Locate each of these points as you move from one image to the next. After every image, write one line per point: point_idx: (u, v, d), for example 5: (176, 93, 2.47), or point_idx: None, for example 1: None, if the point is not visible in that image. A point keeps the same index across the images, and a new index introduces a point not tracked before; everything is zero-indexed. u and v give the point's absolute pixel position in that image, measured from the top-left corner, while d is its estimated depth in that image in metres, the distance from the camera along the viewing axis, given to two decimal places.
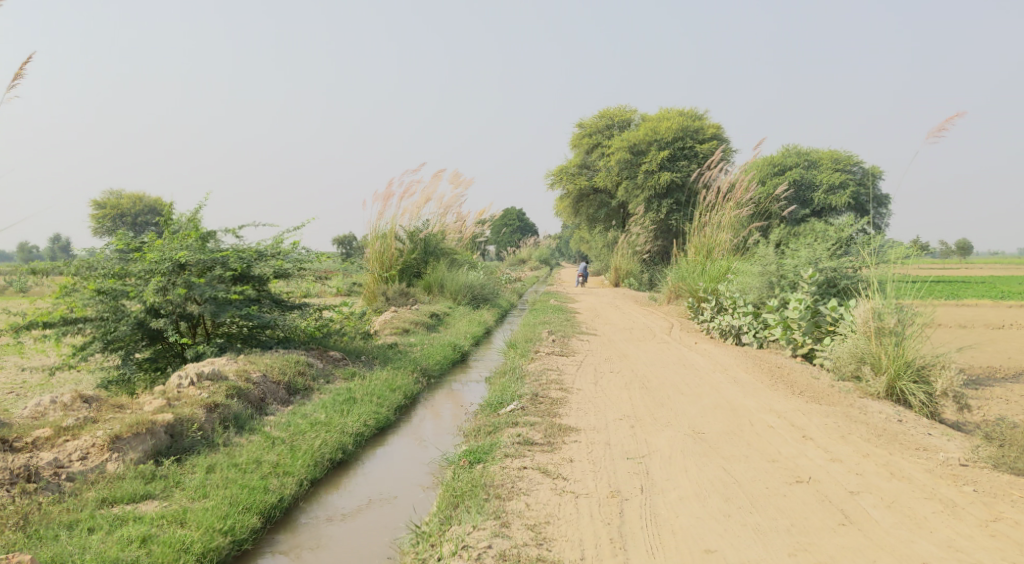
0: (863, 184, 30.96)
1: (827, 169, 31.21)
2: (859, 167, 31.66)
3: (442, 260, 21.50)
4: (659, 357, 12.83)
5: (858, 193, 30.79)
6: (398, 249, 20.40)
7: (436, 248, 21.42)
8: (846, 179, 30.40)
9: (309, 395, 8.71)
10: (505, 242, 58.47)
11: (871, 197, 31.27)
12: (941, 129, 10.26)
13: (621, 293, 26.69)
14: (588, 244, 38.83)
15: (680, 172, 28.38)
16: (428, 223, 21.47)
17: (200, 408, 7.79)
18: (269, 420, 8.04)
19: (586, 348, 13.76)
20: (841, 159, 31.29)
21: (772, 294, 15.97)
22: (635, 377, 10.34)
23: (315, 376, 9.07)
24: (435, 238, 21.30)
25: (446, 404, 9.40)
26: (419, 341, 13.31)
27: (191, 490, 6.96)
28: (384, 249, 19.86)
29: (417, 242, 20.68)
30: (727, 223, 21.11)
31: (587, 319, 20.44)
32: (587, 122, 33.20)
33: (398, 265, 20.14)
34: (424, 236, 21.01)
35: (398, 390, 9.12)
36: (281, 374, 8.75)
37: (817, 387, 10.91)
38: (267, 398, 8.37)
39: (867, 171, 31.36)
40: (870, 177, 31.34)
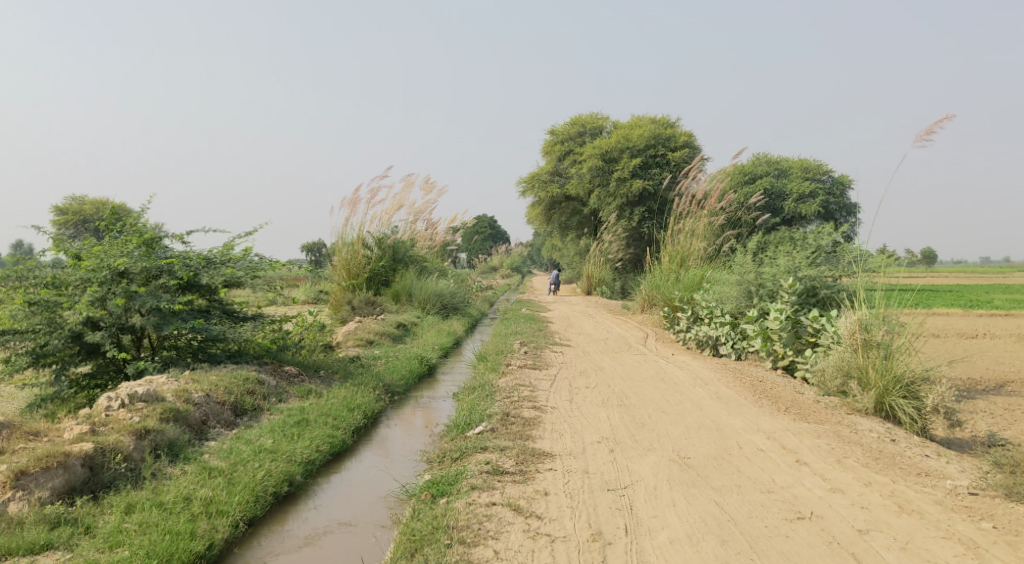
0: (833, 193, 30.70)
1: (798, 178, 30.91)
2: (828, 176, 31.40)
3: (411, 267, 20.80)
4: (636, 370, 12.22)
5: (829, 201, 30.52)
6: (366, 256, 19.75)
7: (405, 255, 20.72)
8: (816, 188, 30.12)
9: (257, 416, 8.00)
10: (476, 250, 57.75)
11: (841, 205, 31.03)
12: (929, 133, 9.73)
13: (593, 302, 26.08)
14: (559, 252, 38.21)
15: (652, 180, 27.88)
16: (396, 229, 20.80)
17: (128, 435, 7.06)
18: (208, 447, 7.32)
19: (559, 361, 13.10)
20: (811, 168, 31.02)
21: (750, 304, 15.41)
22: (611, 393, 9.69)
23: (266, 395, 8.34)
24: (402, 246, 20.61)
25: (410, 423, 8.72)
26: (383, 353, 12.60)
27: (101, 538, 6.25)
28: (352, 257, 19.26)
29: (385, 249, 20.03)
30: (702, 231, 20.55)
31: (559, 329, 19.80)
32: (559, 130, 32.69)
33: (365, 273, 19.47)
34: (391, 243, 20.34)
35: (356, 410, 8.42)
36: (226, 393, 8.03)
37: (803, 402, 10.35)
38: (208, 422, 7.66)
39: (837, 180, 31.12)
40: (840, 186, 31.09)
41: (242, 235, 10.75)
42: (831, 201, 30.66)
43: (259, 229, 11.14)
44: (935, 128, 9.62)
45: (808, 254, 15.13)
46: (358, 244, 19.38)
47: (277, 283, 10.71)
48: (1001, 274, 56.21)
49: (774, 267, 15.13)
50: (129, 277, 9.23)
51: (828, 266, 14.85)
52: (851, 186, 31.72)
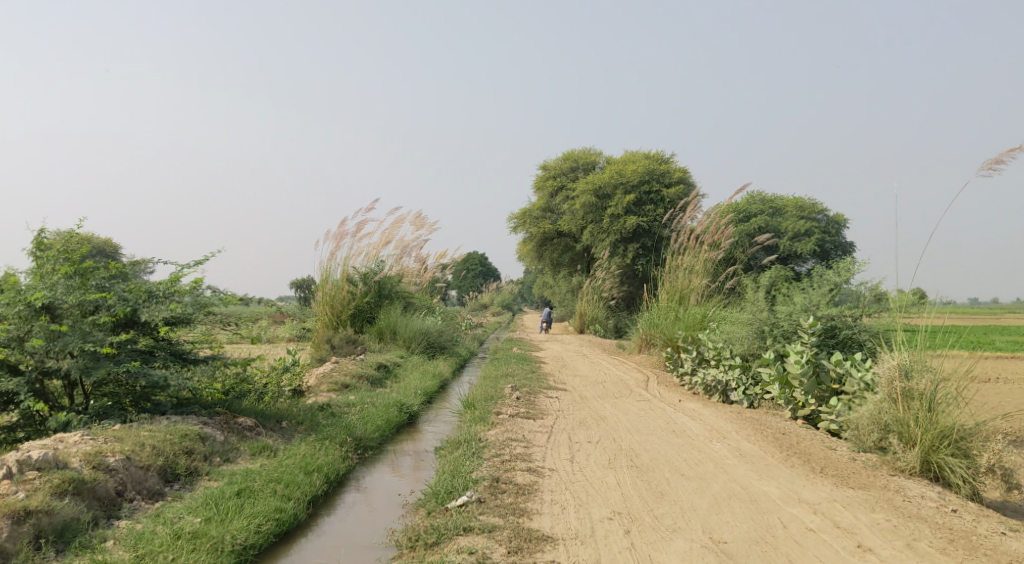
0: (829, 231, 29.55)
1: (792, 216, 29.87)
2: (824, 215, 30.28)
3: (397, 304, 19.44)
4: (642, 420, 10.87)
5: (825, 240, 29.36)
6: (349, 291, 18.44)
7: (391, 291, 19.37)
8: (811, 227, 29.08)
9: (191, 484, 6.74)
10: (466, 286, 56.42)
11: (837, 244, 29.86)
12: (996, 162, 8.52)
13: (587, 341, 24.71)
14: (551, 289, 36.88)
15: (647, 217, 26.70)
16: (382, 264, 19.49)
17: (4, 519, 5.78)
18: (114, 533, 6.03)
19: (555, 409, 11.74)
20: (806, 207, 29.99)
21: (763, 346, 14.13)
22: (618, 450, 8.34)
23: (206, 456, 7.06)
24: (388, 281, 19.29)
25: (381, 488, 7.38)
26: (359, 399, 11.19)
27: None
28: (335, 293, 18.02)
29: (370, 284, 18.72)
30: (701, 267, 19.28)
31: (553, 371, 18.44)
32: (551, 165, 31.55)
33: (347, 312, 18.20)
34: (376, 279, 19.04)
35: (314, 474, 7.07)
36: (154, 454, 6.74)
37: (836, 460, 9.04)
38: (126, 492, 6.42)
39: (832, 219, 30.00)
40: (836, 225, 29.95)
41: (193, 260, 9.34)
42: (827, 240, 29.50)
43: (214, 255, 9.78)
44: (1003, 157, 8.41)
45: (824, 293, 13.90)
46: (339, 279, 18.11)
47: (234, 318, 9.36)
48: (996, 315, 54.76)
49: (790, 306, 13.91)
50: (57, 314, 7.98)
51: (848, 305, 13.63)
52: (847, 225, 30.60)
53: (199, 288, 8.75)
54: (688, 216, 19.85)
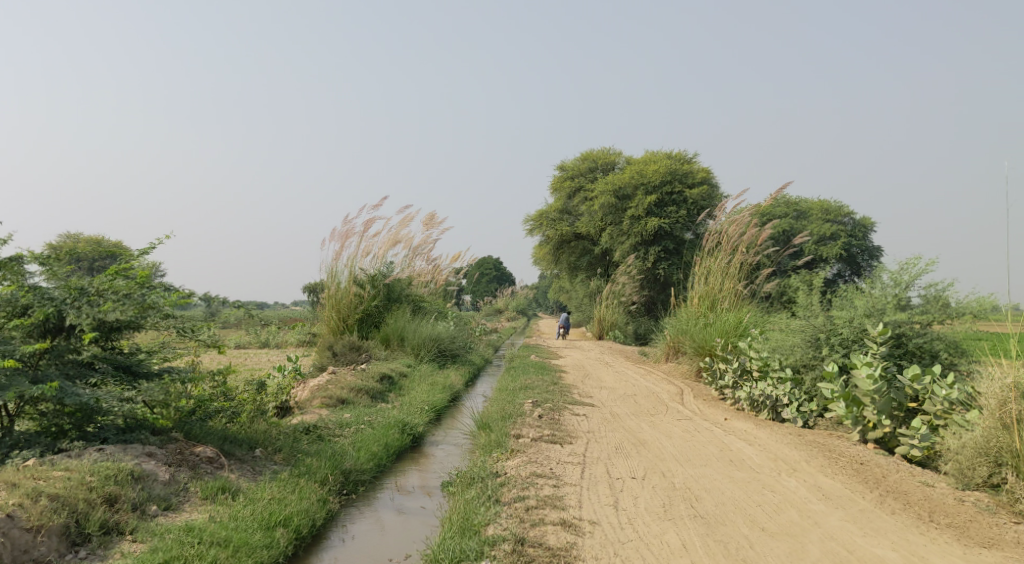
0: (856, 235, 27.70)
1: (816, 219, 28.22)
2: (849, 218, 28.46)
3: (408, 309, 17.80)
4: (690, 445, 9.13)
5: (851, 244, 27.52)
6: (357, 295, 16.86)
7: (400, 294, 17.73)
8: (836, 230, 27.43)
9: (102, 551, 5.41)
10: (482, 292, 54.66)
11: (864, 249, 27.98)
12: None
13: (607, 348, 22.95)
14: (567, 293, 35.03)
15: (669, 219, 24.90)
16: (391, 266, 17.92)
17: None
18: None
19: (584, 430, 10.01)
20: (831, 209, 28.32)
21: (820, 356, 12.44)
22: (671, 488, 6.72)
23: (133, 504, 5.72)
24: (397, 285, 17.72)
25: (369, 546, 5.97)
26: (354, 419, 9.48)
27: None
28: (340, 297, 16.50)
29: (380, 287, 17.12)
30: (735, 271, 17.44)
31: (575, 382, 16.64)
32: (569, 165, 29.79)
33: (353, 317, 16.65)
34: (384, 281, 17.42)
35: (275, 526, 5.80)
36: (52, 509, 5.40)
37: (941, 503, 7.30)
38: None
39: (859, 222, 28.14)
40: (862, 228, 28.08)
41: (138, 249, 7.75)
42: (853, 244, 27.66)
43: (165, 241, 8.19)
44: None
45: (889, 297, 12.21)
46: (346, 282, 16.61)
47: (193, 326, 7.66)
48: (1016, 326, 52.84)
49: (850, 311, 12.27)
50: None
51: (916, 310, 11.96)
52: (874, 229, 28.78)
53: (143, 288, 7.15)
54: (720, 214, 18.03)
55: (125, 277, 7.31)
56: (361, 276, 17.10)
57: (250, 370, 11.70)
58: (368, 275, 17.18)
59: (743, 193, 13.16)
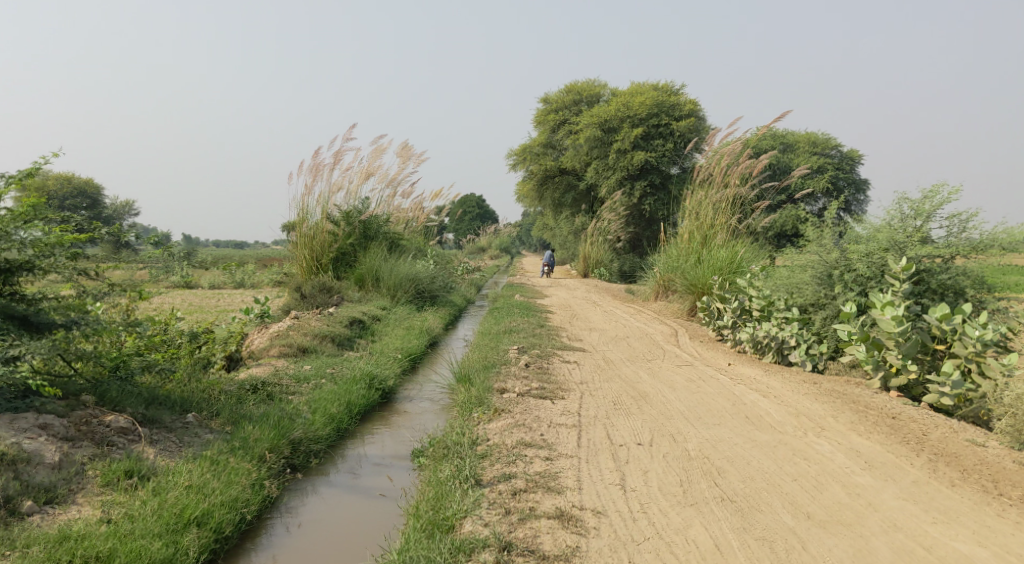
0: (843, 167, 26.66)
1: (804, 152, 27.37)
2: (837, 150, 27.33)
3: (386, 247, 16.58)
4: (697, 399, 7.95)
5: (837, 177, 26.48)
6: (332, 233, 15.67)
7: (378, 232, 16.51)
8: (825, 162, 26.55)
9: None
10: (464, 230, 53.32)
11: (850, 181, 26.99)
12: None
13: (594, 286, 21.78)
14: (550, 230, 33.72)
15: (656, 153, 23.55)
16: (367, 203, 16.69)
17: None
18: None
19: (576, 382, 8.86)
20: (819, 141, 27.50)
21: (833, 294, 11.33)
22: (681, 453, 5.70)
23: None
24: (375, 221, 16.45)
25: (309, 558, 5.13)
26: (313, 371, 8.26)
27: None
28: (314, 234, 15.27)
29: (355, 224, 15.90)
30: (728, 204, 16.05)
31: (561, 323, 15.48)
32: (553, 97, 28.17)
33: (330, 255, 15.46)
34: (359, 218, 16.12)
35: (174, 529, 5.07)
36: None
37: (1001, 468, 6.21)
38: None
39: (846, 155, 27.12)
40: (850, 160, 27.09)
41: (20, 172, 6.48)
42: (840, 177, 26.67)
43: (52, 158, 6.78)
44: None
45: (908, 227, 11.02)
46: (319, 218, 15.36)
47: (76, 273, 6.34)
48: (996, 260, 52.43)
49: (867, 245, 11.11)
50: None
51: (940, 241, 10.77)
52: (861, 162, 27.70)
53: (20, 223, 6.14)
54: (709, 145, 16.38)
55: (4, 207, 6.23)
56: (335, 214, 15.81)
57: (203, 319, 10.47)
58: (342, 212, 15.87)
59: (738, 118, 11.71)
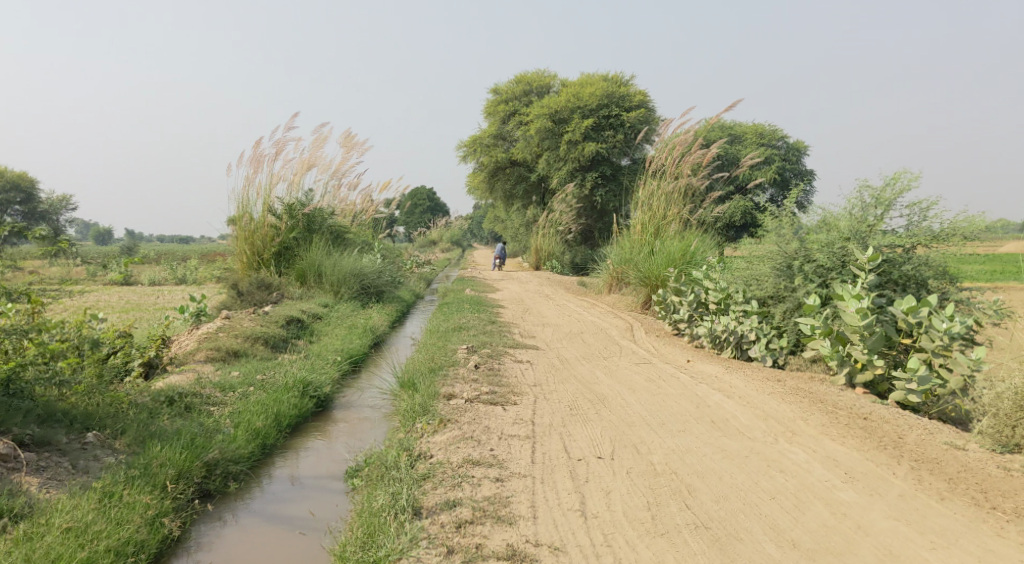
0: (790, 158, 27.63)
1: (751, 143, 27.54)
2: (782, 142, 28.23)
3: (330, 241, 15.84)
4: (658, 402, 7.42)
5: (785, 167, 27.44)
6: (274, 227, 14.89)
7: (323, 226, 15.74)
8: (772, 153, 26.72)
9: None
10: (414, 223, 52.47)
11: (796, 172, 28.12)
12: None
13: (546, 279, 21.22)
14: (501, 223, 33.10)
15: (607, 144, 23.08)
16: (311, 195, 15.92)
17: None
18: None
19: (528, 385, 8.30)
20: (766, 133, 27.76)
21: (792, 287, 10.87)
22: (642, 466, 5.33)
23: None
24: (319, 214, 15.68)
25: None
26: (239, 379, 7.57)
27: None
28: (255, 228, 14.49)
29: (298, 218, 15.12)
30: (680, 194, 15.55)
31: (514, 319, 14.91)
32: (502, 88, 27.54)
33: (272, 250, 14.70)
34: (303, 211, 15.34)
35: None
36: None
37: (986, 476, 5.74)
38: None
39: (793, 145, 28.17)
40: (796, 151, 28.10)
41: None
42: (787, 168, 27.65)
43: None
44: None
45: (869, 217, 10.68)
46: (261, 212, 14.59)
47: None
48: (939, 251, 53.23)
49: (828, 235, 10.67)
50: None
51: (900, 231, 10.47)
52: (805, 153, 28.63)
53: None
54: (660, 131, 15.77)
55: None
56: (277, 207, 15.02)
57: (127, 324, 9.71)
58: (284, 205, 15.07)
59: (690, 109, 11.52)
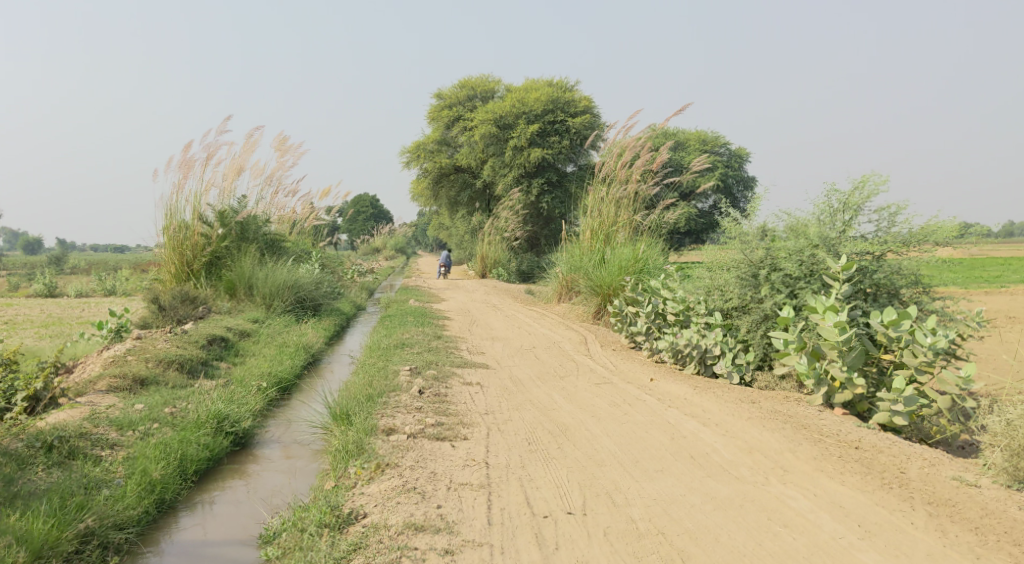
0: (731, 165, 27.42)
1: (694, 150, 27.27)
2: (724, 149, 28.07)
3: (266, 251, 14.79)
4: (627, 433, 6.58)
5: (727, 174, 27.20)
6: (206, 236, 13.78)
7: (259, 234, 14.67)
8: (716, 160, 26.45)
9: None
10: (358, 230, 51.14)
11: (738, 178, 27.91)
12: None
13: (493, 287, 20.31)
14: (446, 230, 32.12)
15: (553, 150, 22.26)
16: (245, 202, 14.83)
17: None
18: None
19: (479, 413, 7.38)
20: (707, 141, 27.58)
21: (759, 298, 9.89)
22: (616, 524, 4.98)
23: None
24: (254, 223, 14.60)
25: None
26: (143, 414, 6.60)
27: None
28: (185, 238, 13.38)
29: (231, 227, 14.06)
30: (631, 200, 14.72)
31: (461, 332, 14.01)
32: (445, 93, 26.60)
33: (206, 260, 13.58)
34: (236, 219, 14.26)
35: None
36: None
37: (1012, 522, 4.96)
38: None
39: (734, 152, 28.06)
40: (738, 158, 27.89)
41: None
42: (730, 175, 27.41)
43: None
44: None
45: (836, 222, 9.67)
46: (190, 221, 13.48)
47: None
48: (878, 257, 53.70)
49: (794, 241, 9.65)
50: None
51: (870, 235, 9.42)
52: (747, 160, 28.53)
53: None
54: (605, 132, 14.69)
55: None
56: (208, 215, 13.92)
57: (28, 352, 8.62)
58: (216, 212, 13.97)
59: (637, 113, 11.32)
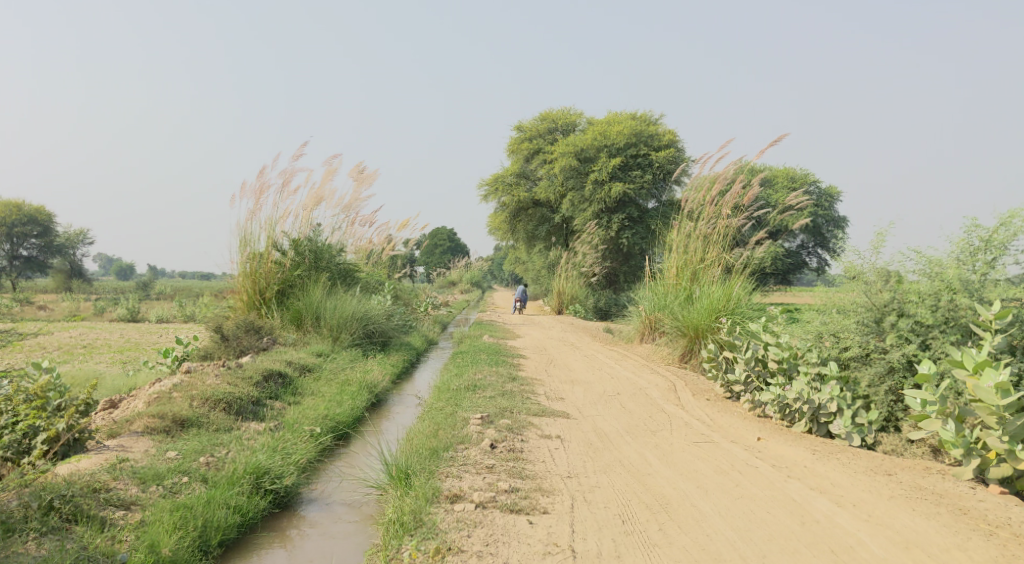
0: (823, 204, 25.77)
1: (783, 188, 25.73)
2: (815, 187, 26.46)
3: (341, 281, 13.94)
4: (743, 510, 5.36)
5: (818, 215, 25.57)
6: (278, 263, 12.98)
7: (334, 264, 13.83)
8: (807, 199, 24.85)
9: None
10: (434, 263, 50.63)
11: (829, 218, 26.26)
12: None
13: (570, 325, 19.13)
14: (522, 264, 31.08)
15: (635, 184, 21.02)
16: (320, 231, 14.02)
17: None
18: None
19: (561, 475, 6.23)
20: (797, 178, 26.03)
21: (884, 347, 8.03)
22: None
23: None
24: (327, 250, 13.73)
25: None
26: (172, 464, 5.61)
27: None
28: (257, 265, 12.62)
29: (304, 254, 13.24)
30: (722, 235, 13.37)
31: (537, 373, 12.89)
32: (526, 125, 25.70)
33: (277, 286, 12.77)
34: (310, 247, 13.43)
35: None
36: None
37: None
38: None
39: (825, 191, 26.41)
40: (828, 197, 26.26)
41: None
42: (819, 215, 25.76)
43: None
44: None
45: (978, 263, 7.82)
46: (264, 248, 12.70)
47: None
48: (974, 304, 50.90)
49: (930, 283, 7.86)
50: None
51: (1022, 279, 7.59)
52: (838, 200, 26.86)
53: None
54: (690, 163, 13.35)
55: None
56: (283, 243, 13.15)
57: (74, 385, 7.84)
58: (291, 239, 13.18)
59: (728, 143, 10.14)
